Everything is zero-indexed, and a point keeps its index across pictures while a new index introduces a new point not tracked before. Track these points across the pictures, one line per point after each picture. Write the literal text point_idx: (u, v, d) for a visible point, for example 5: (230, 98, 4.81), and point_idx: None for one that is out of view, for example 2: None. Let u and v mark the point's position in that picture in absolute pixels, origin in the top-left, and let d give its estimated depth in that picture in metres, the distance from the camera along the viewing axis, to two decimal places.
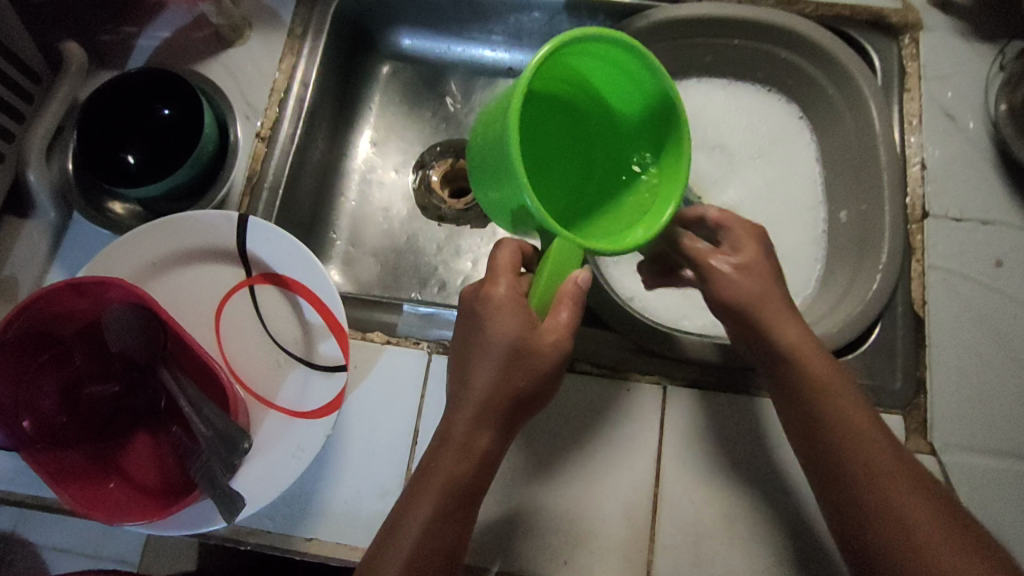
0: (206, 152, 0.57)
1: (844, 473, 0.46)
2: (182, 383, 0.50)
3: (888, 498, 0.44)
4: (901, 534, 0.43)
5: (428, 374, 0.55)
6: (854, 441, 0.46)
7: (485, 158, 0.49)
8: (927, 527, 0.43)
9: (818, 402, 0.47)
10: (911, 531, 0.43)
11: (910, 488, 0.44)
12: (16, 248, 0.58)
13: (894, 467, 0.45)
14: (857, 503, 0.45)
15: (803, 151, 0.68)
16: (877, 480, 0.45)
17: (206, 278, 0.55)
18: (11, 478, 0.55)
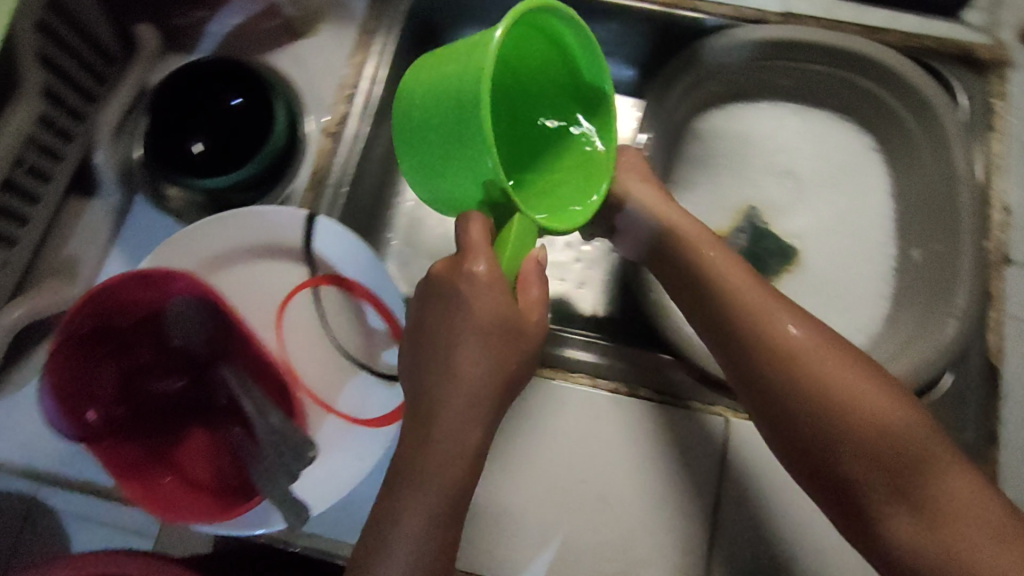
0: (276, 146, 0.56)
1: (768, 376, 0.48)
2: (244, 384, 0.50)
3: (821, 388, 0.46)
4: (837, 417, 0.45)
5: None
6: (774, 343, 0.48)
7: (422, 126, 0.45)
8: (865, 403, 0.45)
9: (755, 336, 0.49)
10: (848, 410, 0.45)
11: (843, 372, 0.46)
12: (78, 227, 0.58)
13: (814, 356, 0.47)
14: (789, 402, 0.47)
15: (875, 183, 0.66)
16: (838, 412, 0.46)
17: (268, 275, 0.54)
18: (60, 461, 0.55)
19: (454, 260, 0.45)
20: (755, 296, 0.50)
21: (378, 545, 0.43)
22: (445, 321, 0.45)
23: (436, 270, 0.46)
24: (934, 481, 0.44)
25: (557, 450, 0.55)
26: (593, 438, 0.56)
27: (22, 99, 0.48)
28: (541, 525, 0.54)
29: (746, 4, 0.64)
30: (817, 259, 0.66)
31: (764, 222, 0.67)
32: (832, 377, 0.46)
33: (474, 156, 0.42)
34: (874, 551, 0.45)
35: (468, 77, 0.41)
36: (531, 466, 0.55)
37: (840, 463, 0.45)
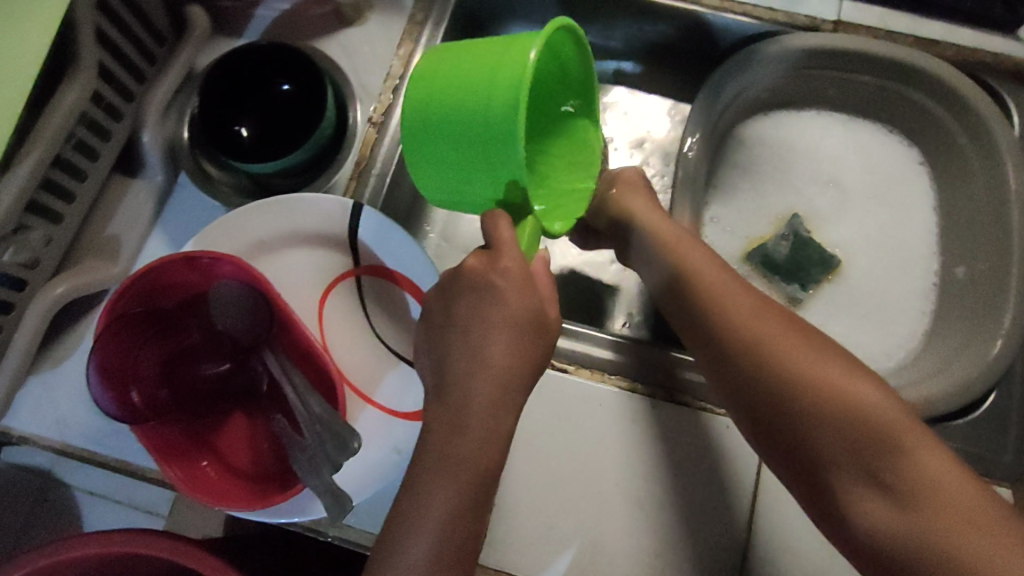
0: (324, 135, 0.55)
1: (739, 358, 0.47)
2: (288, 372, 0.49)
3: (792, 371, 0.45)
4: (806, 398, 0.44)
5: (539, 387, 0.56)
6: (746, 327, 0.48)
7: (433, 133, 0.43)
8: (839, 385, 0.44)
9: (725, 324, 0.49)
10: (823, 392, 0.44)
11: (813, 355, 0.46)
12: (120, 206, 0.58)
13: (785, 340, 0.47)
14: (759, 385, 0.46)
15: (921, 198, 0.66)
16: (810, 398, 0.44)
17: (311, 263, 0.54)
18: (96, 439, 0.55)
19: (486, 256, 0.45)
20: (726, 284, 0.50)
21: (399, 535, 0.42)
22: (473, 312, 0.44)
23: (466, 263, 0.45)
24: (909, 462, 0.42)
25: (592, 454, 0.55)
26: (630, 442, 0.55)
27: (78, 76, 0.48)
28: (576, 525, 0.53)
29: (799, 11, 0.63)
30: (858, 271, 0.65)
31: (808, 230, 0.67)
32: (804, 359, 0.45)
33: (495, 168, 0.42)
34: (847, 542, 0.43)
35: (496, 91, 0.40)
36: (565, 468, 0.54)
37: (818, 451, 0.44)
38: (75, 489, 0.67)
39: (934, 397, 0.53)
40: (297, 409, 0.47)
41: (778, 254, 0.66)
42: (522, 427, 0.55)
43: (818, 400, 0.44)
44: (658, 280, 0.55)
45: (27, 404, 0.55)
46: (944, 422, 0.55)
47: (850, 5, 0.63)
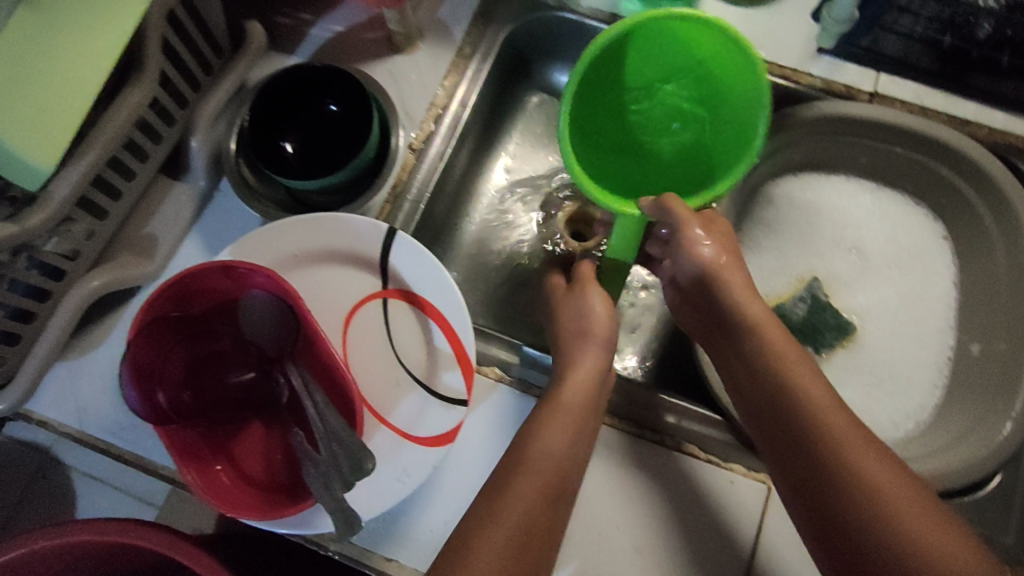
0: (365, 160, 0.57)
1: (799, 446, 0.47)
2: (309, 388, 0.49)
3: (845, 468, 0.45)
4: (832, 461, 0.46)
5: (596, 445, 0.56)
6: (801, 405, 0.48)
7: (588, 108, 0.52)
8: (861, 456, 0.45)
9: (770, 378, 0.50)
10: (874, 497, 0.44)
11: (871, 456, 0.45)
12: (161, 207, 0.59)
13: (823, 403, 0.48)
14: (830, 501, 0.45)
15: (941, 272, 0.66)
16: (839, 460, 0.46)
17: (342, 282, 0.55)
18: (116, 432, 0.55)
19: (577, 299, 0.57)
20: (798, 366, 0.50)
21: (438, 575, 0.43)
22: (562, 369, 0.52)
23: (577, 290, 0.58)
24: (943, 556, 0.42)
25: (597, 494, 0.55)
26: (635, 488, 0.55)
27: (140, 81, 0.50)
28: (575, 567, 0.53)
29: (836, 78, 0.65)
30: (874, 340, 0.66)
31: (826, 294, 0.67)
32: (842, 430, 0.46)
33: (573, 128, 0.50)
34: None
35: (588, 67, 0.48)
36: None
37: (843, 514, 0.45)
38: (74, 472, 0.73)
39: (938, 472, 0.54)
40: (315, 422, 0.48)
41: (793, 315, 0.66)
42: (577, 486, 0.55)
43: (845, 473, 0.45)
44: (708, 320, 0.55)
45: (50, 390, 0.56)
46: (949, 498, 0.55)
47: (888, 78, 0.65)
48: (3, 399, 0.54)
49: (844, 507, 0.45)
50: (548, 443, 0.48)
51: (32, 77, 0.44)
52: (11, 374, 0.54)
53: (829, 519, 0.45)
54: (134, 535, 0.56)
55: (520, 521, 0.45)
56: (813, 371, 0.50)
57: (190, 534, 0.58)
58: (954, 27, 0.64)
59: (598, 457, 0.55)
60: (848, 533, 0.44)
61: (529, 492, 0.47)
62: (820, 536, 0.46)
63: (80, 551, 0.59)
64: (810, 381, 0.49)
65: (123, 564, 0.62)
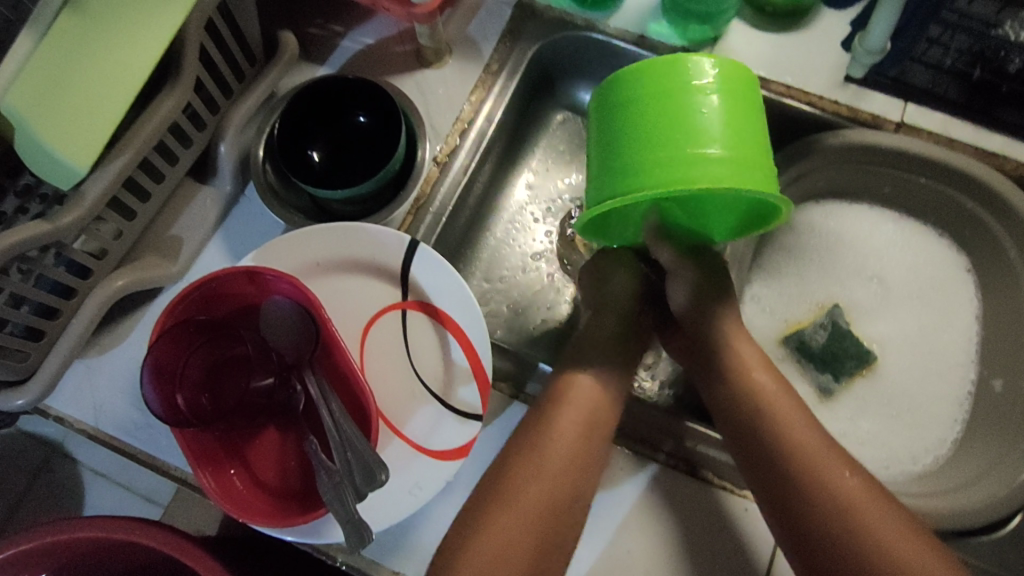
0: (392, 170, 0.57)
1: (774, 466, 0.50)
2: (326, 395, 0.49)
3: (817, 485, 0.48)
4: (829, 507, 0.47)
5: (614, 466, 0.55)
6: (793, 449, 0.50)
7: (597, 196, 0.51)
8: (854, 500, 0.47)
9: (761, 423, 0.51)
10: (869, 538, 0.46)
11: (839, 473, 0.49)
12: (187, 210, 0.60)
13: (813, 447, 0.50)
14: (826, 544, 0.47)
15: (963, 305, 0.65)
16: (835, 505, 0.48)
17: (362, 291, 0.55)
18: (129, 431, 0.56)
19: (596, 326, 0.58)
20: (784, 410, 0.52)
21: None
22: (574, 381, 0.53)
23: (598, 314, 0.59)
24: None
25: (609, 515, 0.54)
26: (647, 510, 0.54)
27: (175, 86, 0.51)
28: None
29: (863, 107, 0.64)
30: (894, 371, 0.65)
31: (847, 322, 0.67)
32: (834, 476, 0.48)
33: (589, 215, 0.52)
34: None
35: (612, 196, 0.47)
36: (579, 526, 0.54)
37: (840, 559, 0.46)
38: (82, 467, 0.77)
39: (954, 509, 0.53)
40: (330, 431, 0.48)
41: (814, 342, 0.65)
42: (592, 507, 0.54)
43: (842, 518, 0.47)
44: (725, 344, 0.55)
45: (68, 387, 0.57)
46: (966, 537, 0.54)
47: (915, 108, 0.64)
48: (24, 395, 0.54)
49: (821, 526, 0.47)
50: None
51: (71, 81, 0.45)
52: (32, 370, 0.55)
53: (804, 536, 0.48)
54: (136, 534, 0.57)
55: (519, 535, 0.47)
56: (800, 413, 0.52)
57: (193, 536, 0.59)
58: (984, 59, 0.64)
59: (612, 475, 0.55)
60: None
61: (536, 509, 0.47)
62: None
63: (83, 546, 0.59)
64: (798, 423, 0.51)
65: (127, 562, 0.63)
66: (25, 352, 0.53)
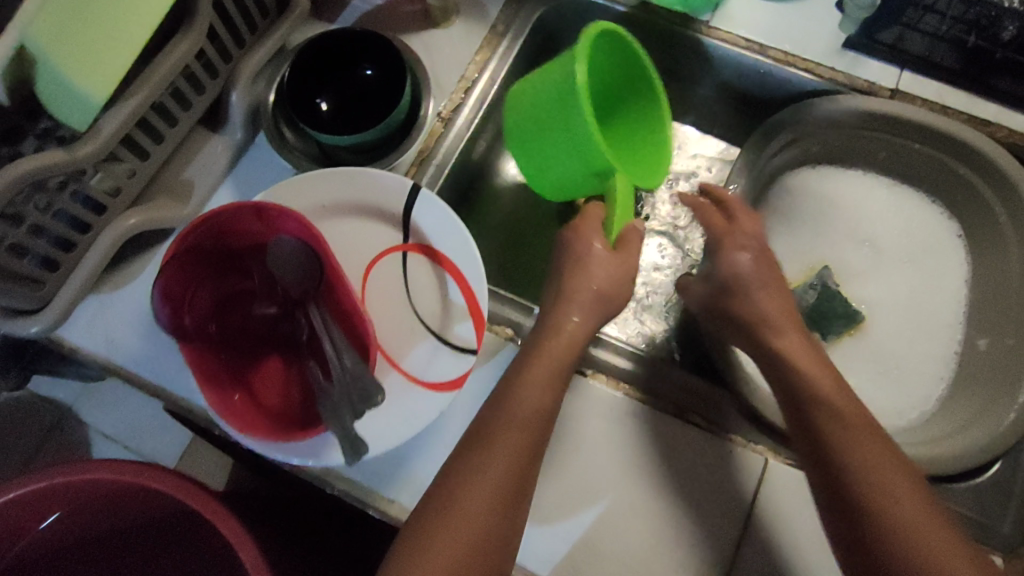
0: (397, 119, 0.60)
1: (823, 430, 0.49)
2: (328, 326, 0.52)
3: (870, 481, 0.46)
4: (866, 469, 0.46)
5: (606, 411, 0.57)
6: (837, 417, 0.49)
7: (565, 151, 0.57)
8: (881, 469, 0.46)
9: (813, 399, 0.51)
10: (889, 504, 0.45)
11: (876, 449, 0.47)
12: (199, 154, 0.63)
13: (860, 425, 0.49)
14: (855, 504, 0.46)
15: (952, 269, 0.67)
16: (869, 472, 0.46)
17: (366, 235, 0.58)
18: (139, 362, 0.58)
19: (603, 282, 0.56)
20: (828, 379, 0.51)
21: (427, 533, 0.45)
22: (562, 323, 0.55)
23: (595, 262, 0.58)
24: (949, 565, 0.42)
25: (596, 453, 0.56)
26: (636, 451, 0.56)
27: (190, 31, 0.53)
28: (573, 521, 0.55)
29: (859, 75, 0.66)
30: (882, 331, 0.67)
31: (836, 283, 0.69)
32: (866, 446, 0.47)
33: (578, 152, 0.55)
34: None
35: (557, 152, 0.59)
36: (566, 463, 0.56)
37: (879, 518, 0.45)
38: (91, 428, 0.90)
39: (934, 458, 0.54)
40: (332, 361, 0.50)
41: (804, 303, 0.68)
42: (581, 449, 0.56)
43: (875, 479, 0.46)
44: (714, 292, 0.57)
45: (83, 319, 0.59)
46: (946, 483, 0.56)
47: (910, 76, 0.66)
48: (38, 321, 0.56)
49: (859, 488, 0.46)
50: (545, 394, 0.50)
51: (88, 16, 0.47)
52: (48, 299, 0.57)
53: (850, 533, 0.46)
54: (145, 475, 0.59)
55: (522, 501, 0.47)
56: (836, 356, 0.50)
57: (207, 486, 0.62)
58: (978, 27, 0.63)
59: (606, 416, 0.57)
60: (872, 536, 0.45)
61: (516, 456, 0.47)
62: (839, 535, 0.47)
63: (96, 488, 0.62)
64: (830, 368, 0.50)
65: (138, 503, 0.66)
66: (40, 281, 0.55)
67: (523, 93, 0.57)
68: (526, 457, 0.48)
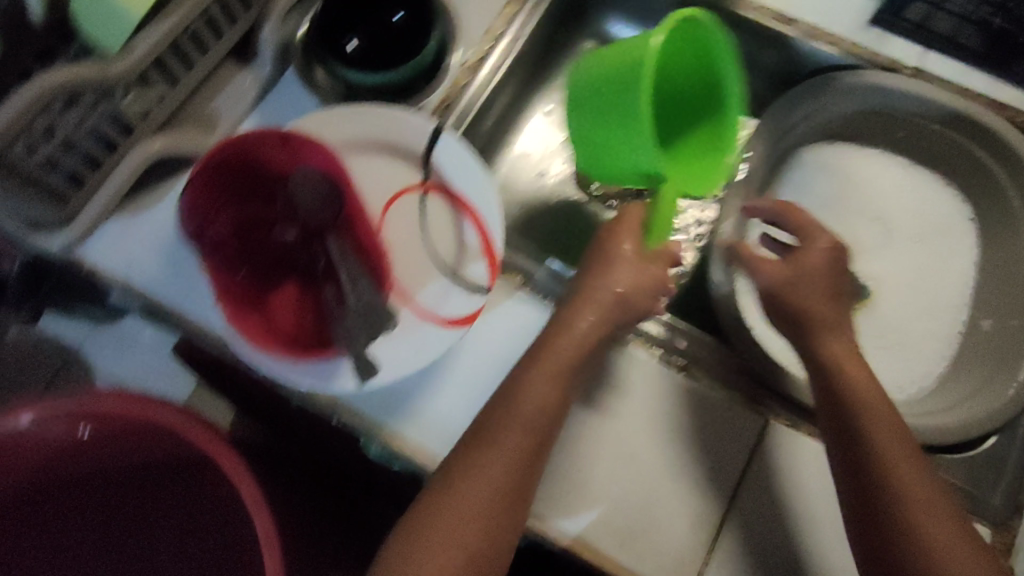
0: (426, 60, 0.61)
1: (847, 413, 0.51)
2: (346, 258, 0.53)
3: (889, 467, 0.48)
4: (885, 457, 0.48)
5: (635, 372, 0.56)
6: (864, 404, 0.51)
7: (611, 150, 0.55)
8: (898, 459, 0.48)
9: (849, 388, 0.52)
10: (905, 490, 0.47)
11: (899, 440, 0.49)
12: (228, 87, 0.63)
13: (887, 418, 0.50)
14: (870, 487, 0.48)
15: (961, 251, 0.67)
16: (886, 457, 0.48)
17: (386, 172, 0.57)
18: (155, 283, 0.59)
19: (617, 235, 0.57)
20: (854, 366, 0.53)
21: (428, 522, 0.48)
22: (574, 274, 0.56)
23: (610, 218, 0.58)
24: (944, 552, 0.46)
25: (606, 403, 0.56)
26: (653, 409, 0.56)
27: None
28: (581, 472, 0.54)
29: (884, 53, 0.66)
30: (888, 306, 0.67)
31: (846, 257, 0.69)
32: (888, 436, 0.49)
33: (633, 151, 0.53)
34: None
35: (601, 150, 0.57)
36: (576, 408, 0.55)
37: (889, 502, 0.47)
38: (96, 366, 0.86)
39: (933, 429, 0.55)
40: (348, 286, 0.52)
41: None
42: (607, 408, 0.55)
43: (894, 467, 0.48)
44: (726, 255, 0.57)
45: (107, 239, 0.59)
46: (940, 454, 0.57)
47: (935, 57, 0.66)
48: (62, 234, 0.58)
49: (877, 472, 0.48)
50: (556, 345, 0.52)
51: None
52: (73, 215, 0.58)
53: (865, 514, 0.48)
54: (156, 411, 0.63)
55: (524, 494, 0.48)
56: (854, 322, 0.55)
57: (220, 432, 0.64)
58: (1005, 11, 0.65)
59: (631, 377, 0.56)
60: (883, 518, 0.47)
61: (530, 432, 0.49)
62: (850, 516, 0.49)
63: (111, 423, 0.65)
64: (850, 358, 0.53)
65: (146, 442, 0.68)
66: (65, 195, 0.56)
67: (580, 81, 0.56)
68: (531, 443, 0.49)
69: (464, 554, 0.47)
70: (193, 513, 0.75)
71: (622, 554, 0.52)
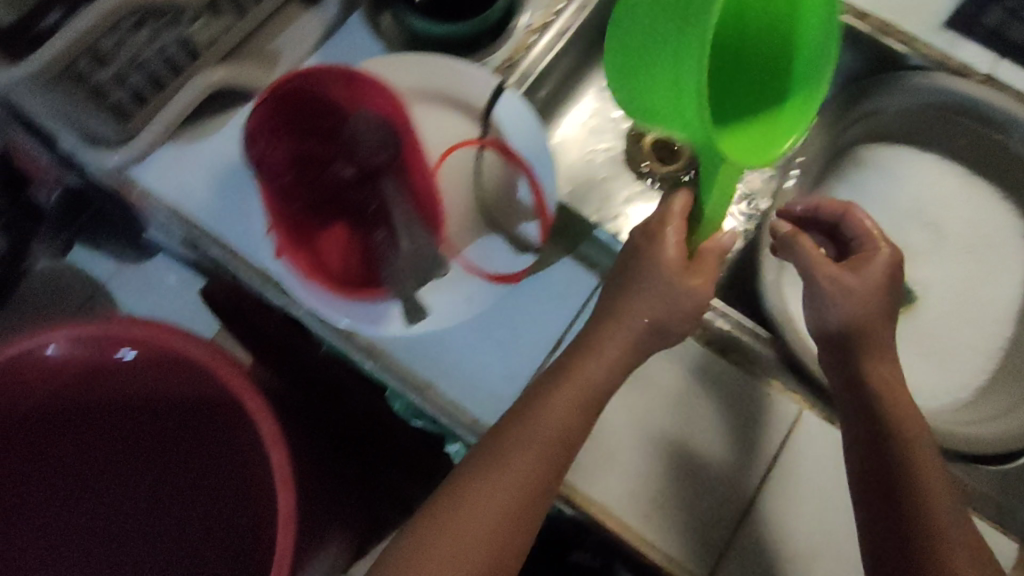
0: (492, 17, 0.61)
1: (884, 435, 0.49)
2: (399, 203, 0.53)
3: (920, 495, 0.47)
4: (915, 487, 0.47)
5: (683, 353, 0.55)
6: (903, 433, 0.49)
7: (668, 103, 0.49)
8: (930, 490, 0.47)
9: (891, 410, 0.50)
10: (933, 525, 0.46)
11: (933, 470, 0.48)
12: (292, 25, 0.63)
13: (923, 449, 0.49)
14: (895, 515, 0.47)
15: (1012, 265, 0.66)
16: (917, 483, 0.47)
17: (445, 123, 0.57)
18: (200, 212, 0.58)
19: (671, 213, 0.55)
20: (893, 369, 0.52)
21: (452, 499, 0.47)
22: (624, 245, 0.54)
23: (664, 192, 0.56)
24: None
25: (651, 380, 0.54)
26: (696, 392, 0.54)
27: None
28: (615, 444, 0.53)
29: (957, 56, 0.64)
30: (930, 314, 0.66)
31: None
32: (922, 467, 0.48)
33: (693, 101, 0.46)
34: None
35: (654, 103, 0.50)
36: (627, 388, 0.54)
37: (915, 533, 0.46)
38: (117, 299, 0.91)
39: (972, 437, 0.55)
40: (399, 231, 0.52)
41: None
42: (655, 386, 0.54)
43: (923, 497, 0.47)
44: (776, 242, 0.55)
45: (159, 163, 0.59)
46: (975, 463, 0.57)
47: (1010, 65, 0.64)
48: (120, 151, 0.57)
49: (906, 501, 0.47)
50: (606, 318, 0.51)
51: None
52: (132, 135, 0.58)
53: (885, 539, 0.46)
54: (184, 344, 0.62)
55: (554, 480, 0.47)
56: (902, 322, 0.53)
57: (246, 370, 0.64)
58: None
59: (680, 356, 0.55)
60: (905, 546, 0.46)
61: (564, 417, 0.48)
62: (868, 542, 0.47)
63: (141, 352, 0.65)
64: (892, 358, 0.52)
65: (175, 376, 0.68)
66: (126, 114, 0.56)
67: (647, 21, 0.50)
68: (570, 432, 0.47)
69: (482, 539, 0.46)
70: (206, 453, 0.76)
71: (642, 524, 0.51)
